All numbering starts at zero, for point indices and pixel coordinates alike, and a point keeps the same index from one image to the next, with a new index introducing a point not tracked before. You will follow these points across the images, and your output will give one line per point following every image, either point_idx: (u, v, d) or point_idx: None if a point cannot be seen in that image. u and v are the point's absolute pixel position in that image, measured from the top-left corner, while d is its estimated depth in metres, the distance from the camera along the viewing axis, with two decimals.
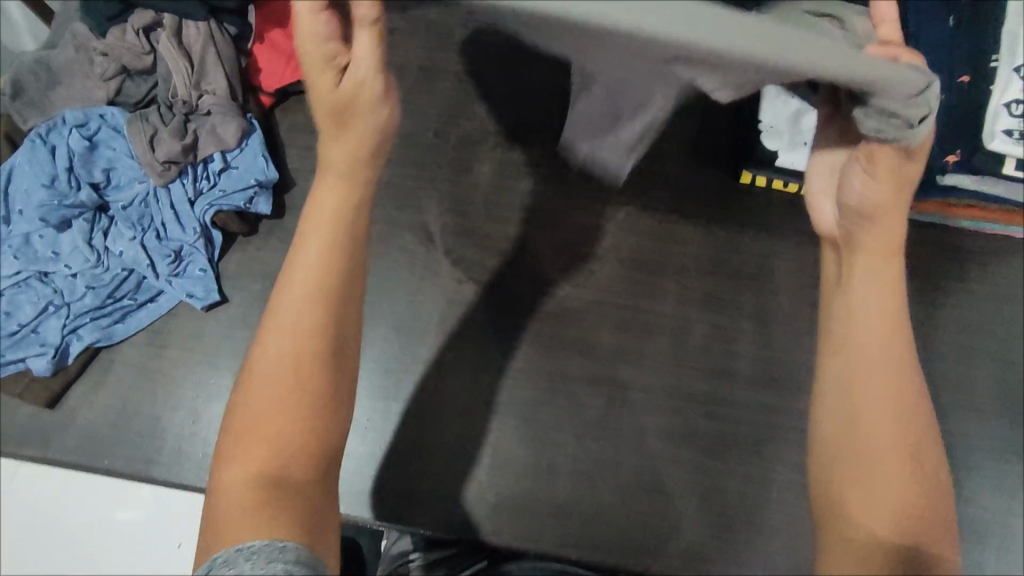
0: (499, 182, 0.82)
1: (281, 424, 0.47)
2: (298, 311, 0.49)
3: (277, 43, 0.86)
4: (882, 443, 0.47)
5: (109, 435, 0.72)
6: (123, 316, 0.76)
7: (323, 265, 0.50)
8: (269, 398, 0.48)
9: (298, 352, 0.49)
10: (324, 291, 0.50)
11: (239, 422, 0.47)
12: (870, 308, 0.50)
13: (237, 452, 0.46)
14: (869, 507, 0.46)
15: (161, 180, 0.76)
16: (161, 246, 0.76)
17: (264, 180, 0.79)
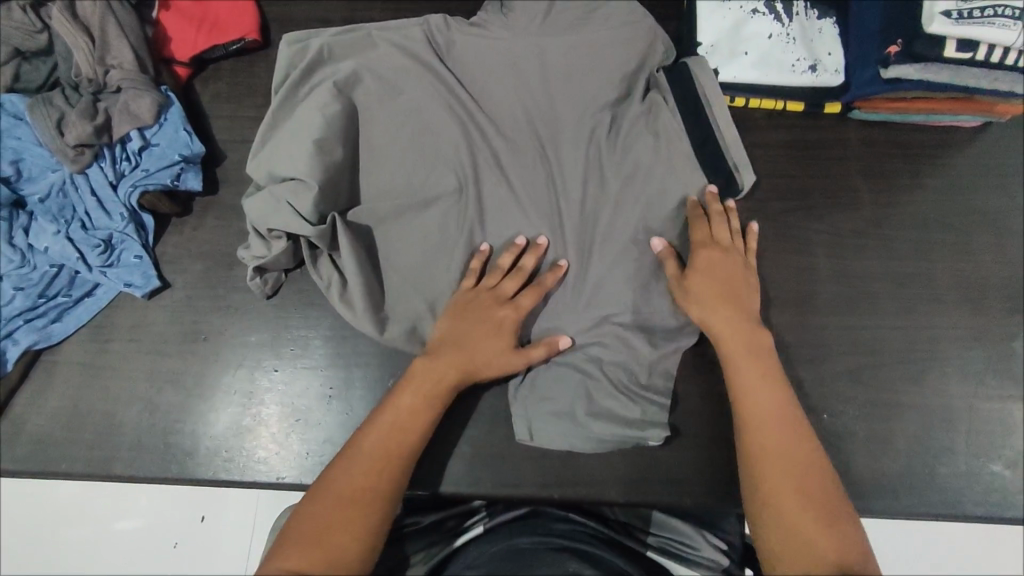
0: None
1: (356, 504, 0.58)
2: (399, 420, 0.63)
3: (184, 9, 0.82)
4: (787, 491, 0.57)
5: (65, 438, 0.69)
6: (61, 314, 0.72)
7: (432, 389, 0.64)
8: (349, 487, 0.58)
9: (390, 451, 0.61)
10: (427, 412, 0.63)
11: (324, 500, 0.58)
12: (760, 404, 0.62)
13: (309, 515, 0.57)
14: (785, 547, 0.55)
15: (77, 167, 0.71)
16: (88, 236, 0.72)
17: (190, 155, 0.74)
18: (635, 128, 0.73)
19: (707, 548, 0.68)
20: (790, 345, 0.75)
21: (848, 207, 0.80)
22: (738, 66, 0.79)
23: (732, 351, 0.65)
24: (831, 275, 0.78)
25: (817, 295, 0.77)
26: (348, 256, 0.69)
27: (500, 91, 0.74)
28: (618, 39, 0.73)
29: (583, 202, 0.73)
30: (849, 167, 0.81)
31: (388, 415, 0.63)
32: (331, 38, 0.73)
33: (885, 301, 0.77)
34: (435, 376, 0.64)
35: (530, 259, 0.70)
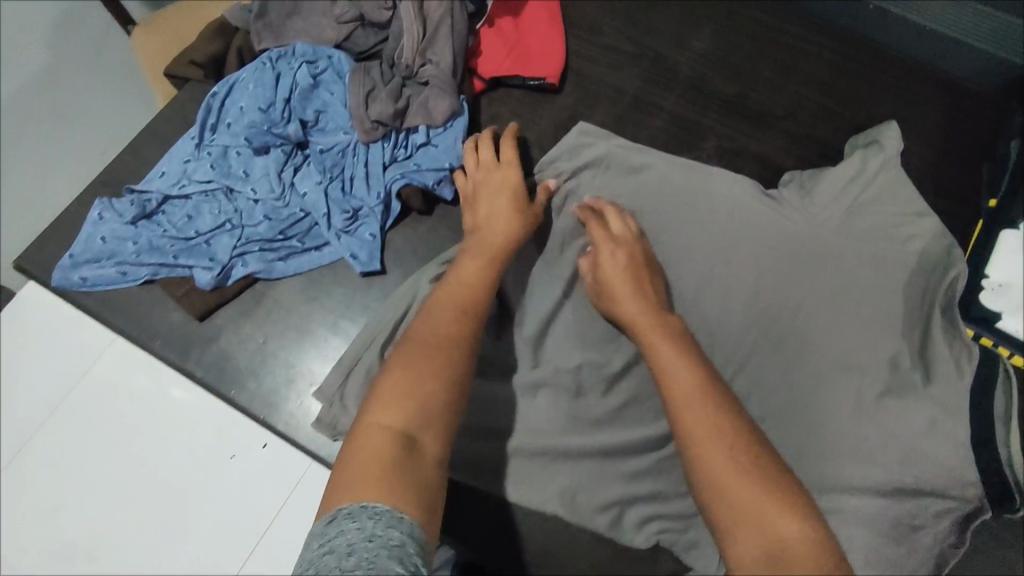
0: (677, 252, 0.80)
1: (413, 400, 0.50)
2: (438, 325, 0.56)
3: (504, 32, 0.88)
4: (722, 461, 0.55)
5: (243, 365, 0.73)
6: (288, 255, 0.77)
7: (468, 301, 0.59)
8: (395, 393, 0.50)
9: (432, 347, 0.54)
10: (466, 326, 0.57)
11: (376, 397, 0.50)
12: (686, 386, 0.61)
13: (372, 415, 0.49)
14: (740, 512, 0.53)
15: (365, 139, 0.76)
16: (343, 200, 0.76)
17: (457, 167, 0.77)
18: (869, 336, 0.75)
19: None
20: None
21: None
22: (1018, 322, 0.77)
23: (661, 349, 0.65)
24: None
25: None
26: (558, 339, 0.76)
27: (746, 250, 0.80)
28: (863, 253, 0.78)
29: (780, 381, 0.75)
30: None
31: (436, 313, 0.57)
32: (618, 146, 0.83)
33: None
34: (470, 292, 0.60)
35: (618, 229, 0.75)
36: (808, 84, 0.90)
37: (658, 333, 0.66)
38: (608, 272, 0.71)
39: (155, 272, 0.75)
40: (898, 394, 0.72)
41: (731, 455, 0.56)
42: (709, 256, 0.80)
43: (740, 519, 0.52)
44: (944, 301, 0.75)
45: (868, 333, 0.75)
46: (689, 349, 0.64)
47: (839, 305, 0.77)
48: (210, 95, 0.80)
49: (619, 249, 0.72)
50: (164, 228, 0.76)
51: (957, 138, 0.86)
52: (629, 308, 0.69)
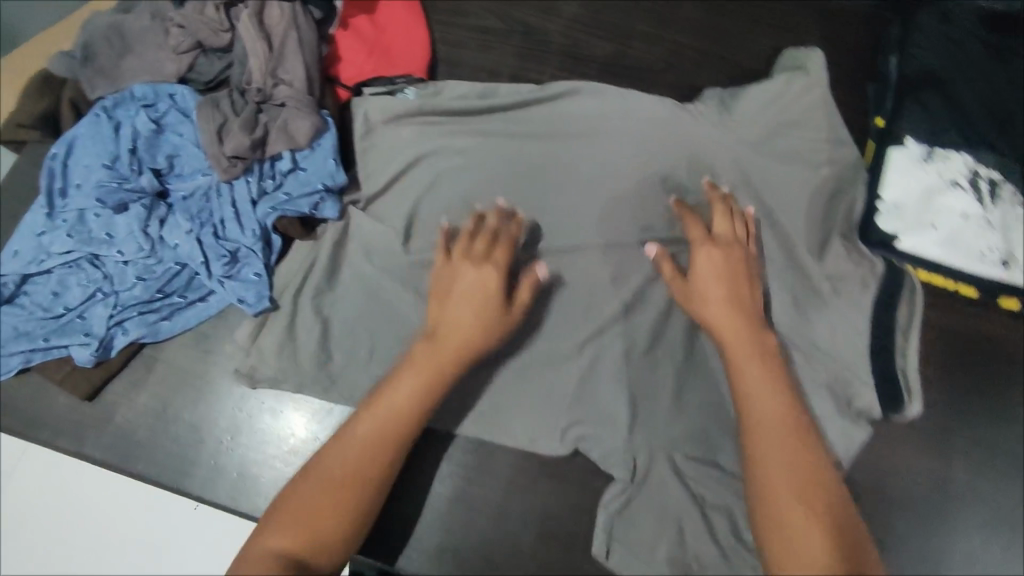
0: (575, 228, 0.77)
1: (318, 514, 0.58)
2: (367, 437, 0.61)
3: (361, 31, 0.83)
4: (794, 502, 0.56)
5: (143, 438, 0.69)
6: (171, 313, 0.72)
7: (394, 425, 0.62)
8: (308, 504, 0.58)
9: (353, 458, 0.60)
10: (387, 449, 0.61)
11: (298, 490, 0.59)
12: (751, 376, 0.64)
13: (290, 502, 0.58)
14: (793, 513, 0.55)
15: (226, 176, 0.71)
16: (217, 245, 0.71)
17: (332, 186, 0.73)
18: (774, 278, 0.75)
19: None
20: (895, 550, 0.69)
21: (1002, 418, 0.72)
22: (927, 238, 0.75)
23: (761, 394, 0.62)
24: (960, 486, 0.70)
25: (939, 505, 0.70)
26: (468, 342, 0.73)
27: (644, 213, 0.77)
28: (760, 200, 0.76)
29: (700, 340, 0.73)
30: (1012, 373, 0.73)
31: (362, 426, 0.62)
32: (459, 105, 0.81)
33: (1012, 528, 0.69)
34: (401, 416, 0.63)
35: (722, 225, 0.72)
36: (684, 31, 0.88)
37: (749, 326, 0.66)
38: (701, 262, 0.69)
39: (28, 359, 0.69)
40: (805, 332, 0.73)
41: (795, 481, 0.57)
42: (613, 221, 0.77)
43: (796, 502, 0.56)
44: (843, 225, 0.75)
45: (772, 272, 0.75)
46: (756, 333, 0.66)
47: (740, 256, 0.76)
48: (50, 158, 0.72)
49: (727, 247, 0.70)
50: (30, 310, 0.70)
51: (847, 60, 0.84)
52: (713, 312, 0.67)
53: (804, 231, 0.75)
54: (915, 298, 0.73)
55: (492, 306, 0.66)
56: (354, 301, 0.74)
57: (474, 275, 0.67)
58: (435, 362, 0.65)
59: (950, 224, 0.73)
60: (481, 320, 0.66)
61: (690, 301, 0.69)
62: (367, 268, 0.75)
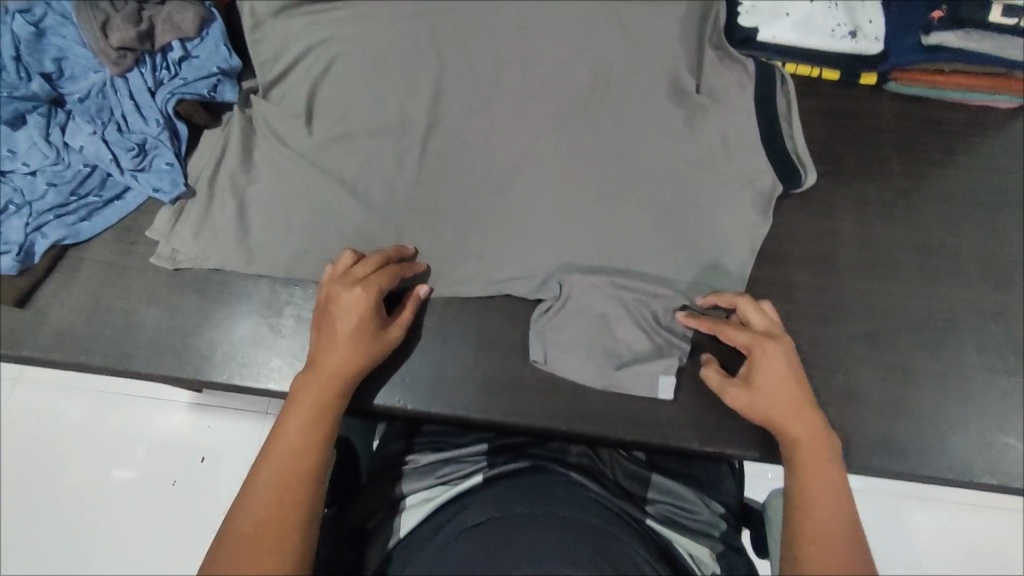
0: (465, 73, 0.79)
1: (244, 574, 0.52)
2: (277, 469, 0.57)
3: None
4: (829, 546, 0.56)
5: (80, 333, 0.70)
6: (90, 214, 0.73)
7: (299, 454, 0.59)
8: (231, 567, 0.53)
9: (270, 503, 0.56)
10: (289, 526, 0.55)
11: (221, 555, 0.54)
12: (781, 386, 0.63)
13: (215, 574, 0.53)
14: (826, 556, 0.56)
15: (117, 70, 0.72)
16: (123, 139, 0.72)
17: (227, 69, 0.75)
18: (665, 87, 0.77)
19: (711, 512, 0.75)
20: (809, 304, 0.74)
21: (877, 176, 0.79)
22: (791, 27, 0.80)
23: (808, 448, 0.61)
24: (856, 240, 0.76)
25: (840, 258, 0.76)
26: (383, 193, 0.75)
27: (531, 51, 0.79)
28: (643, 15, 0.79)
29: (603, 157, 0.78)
30: (879, 138, 0.81)
31: (269, 466, 0.58)
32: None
33: (907, 269, 0.75)
34: (308, 442, 0.59)
35: (762, 319, 0.67)
36: None
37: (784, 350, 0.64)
38: (765, 360, 0.64)
39: None
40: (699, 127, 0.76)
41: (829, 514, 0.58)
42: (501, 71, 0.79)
43: (831, 567, 0.55)
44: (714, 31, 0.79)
45: (660, 84, 0.78)
46: (803, 393, 0.63)
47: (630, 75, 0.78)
48: None
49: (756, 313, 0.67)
50: None
51: None
52: (765, 407, 0.63)
53: (679, 42, 0.78)
54: (787, 83, 0.77)
55: (384, 337, 0.66)
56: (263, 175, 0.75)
57: (350, 297, 0.64)
58: (335, 388, 0.62)
59: (801, 9, 0.80)
60: (376, 347, 0.65)
61: (751, 404, 0.64)
62: (271, 141, 0.76)
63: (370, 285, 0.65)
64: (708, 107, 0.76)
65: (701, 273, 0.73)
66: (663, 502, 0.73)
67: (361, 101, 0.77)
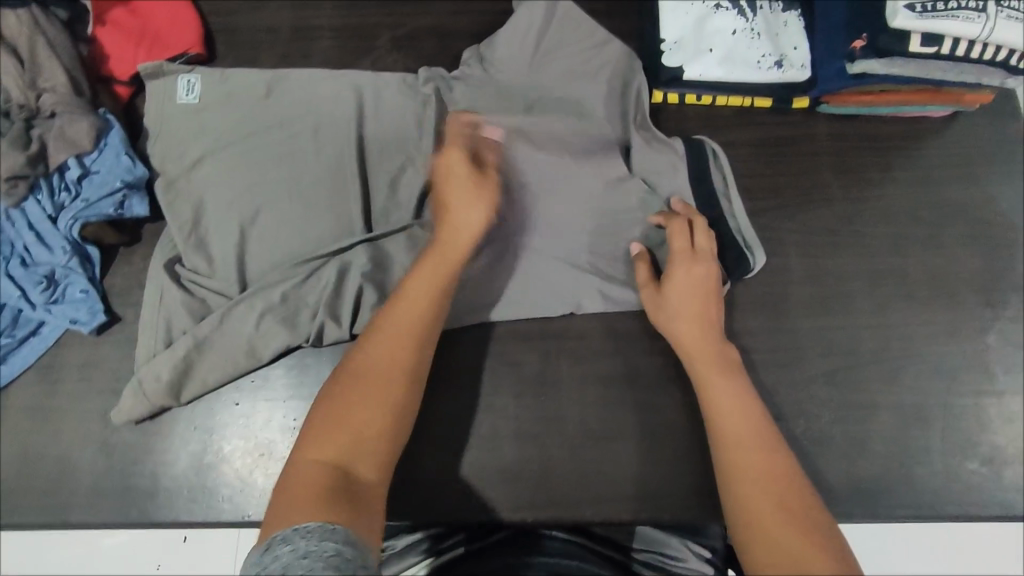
0: (382, 156, 0.75)
1: (361, 432, 0.54)
2: (386, 346, 0.58)
3: (121, 23, 0.78)
4: (760, 502, 0.54)
5: (16, 486, 0.67)
6: (5, 356, 0.69)
7: (412, 321, 0.59)
8: (338, 413, 0.54)
9: (393, 351, 0.58)
10: (398, 392, 0.56)
11: (324, 419, 0.54)
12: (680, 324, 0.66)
13: (312, 443, 0.53)
14: (770, 542, 0.52)
15: (12, 201, 0.68)
16: (29, 273, 0.68)
17: (133, 181, 0.70)
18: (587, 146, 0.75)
19: (697, 561, 0.67)
20: (765, 350, 0.72)
21: (818, 205, 0.78)
22: (720, 61, 0.77)
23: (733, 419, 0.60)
24: (804, 276, 0.75)
25: (791, 296, 0.74)
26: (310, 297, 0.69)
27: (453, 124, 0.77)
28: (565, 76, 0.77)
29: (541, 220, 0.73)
30: (815, 162, 0.79)
31: (380, 335, 0.58)
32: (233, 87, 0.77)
33: (857, 301, 0.74)
34: (419, 305, 0.60)
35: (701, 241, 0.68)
36: None
37: (700, 288, 0.66)
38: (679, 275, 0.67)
39: None
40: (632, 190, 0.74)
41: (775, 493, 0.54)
42: (429, 153, 0.75)
43: (768, 505, 0.54)
44: (639, 90, 0.78)
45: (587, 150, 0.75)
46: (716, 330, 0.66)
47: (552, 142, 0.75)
48: None
49: (704, 266, 0.67)
50: None
51: None
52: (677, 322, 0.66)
53: (602, 105, 0.76)
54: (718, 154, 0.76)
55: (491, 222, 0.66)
56: (184, 292, 0.70)
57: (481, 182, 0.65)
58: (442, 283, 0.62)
59: (724, 44, 0.77)
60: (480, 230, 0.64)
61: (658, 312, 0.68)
62: (189, 253, 0.71)
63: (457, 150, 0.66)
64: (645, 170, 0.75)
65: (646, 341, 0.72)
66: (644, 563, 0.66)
67: (280, 195, 0.72)
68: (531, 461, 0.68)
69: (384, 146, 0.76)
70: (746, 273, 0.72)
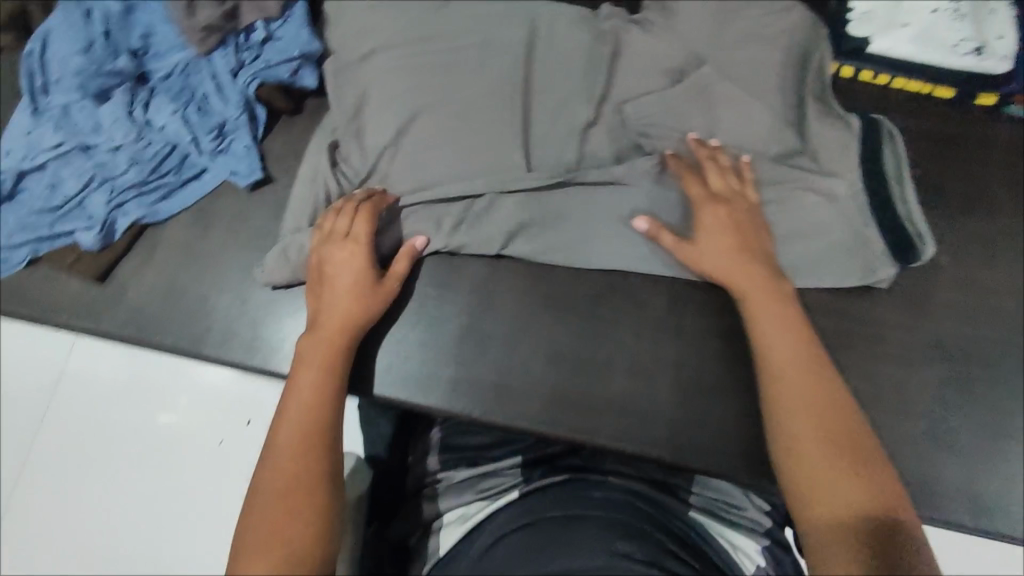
0: (546, 73, 0.75)
1: (289, 511, 0.52)
2: (297, 419, 0.57)
3: None
4: (810, 432, 0.53)
5: (158, 311, 0.71)
6: (169, 192, 0.73)
7: (301, 400, 0.58)
8: (282, 490, 0.53)
9: (297, 429, 0.56)
10: (314, 471, 0.54)
11: (265, 493, 0.53)
12: (714, 250, 0.65)
13: (252, 517, 0.52)
14: (816, 477, 0.51)
15: (202, 50, 0.72)
16: (204, 120, 0.72)
17: (309, 52, 0.73)
18: (755, 99, 0.72)
19: (756, 511, 0.68)
20: (899, 343, 0.69)
21: (985, 209, 0.73)
22: (914, 38, 0.74)
23: (780, 346, 0.59)
24: (954, 277, 0.71)
25: (937, 295, 0.71)
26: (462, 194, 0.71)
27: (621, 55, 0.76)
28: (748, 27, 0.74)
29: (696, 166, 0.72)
30: (993, 165, 0.75)
31: (290, 406, 0.58)
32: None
33: (1007, 315, 0.70)
34: (311, 391, 0.59)
35: (722, 181, 0.68)
36: None
37: (739, 228, 0.65)
38: (708, 217, 0.65)
39: (37, 249, 0.72)
40: (793, 154, 0.72)
41: (821, 433, 0.53)
42: (594, 79, 0.75)
43: (826, 438, 0.52)
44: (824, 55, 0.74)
45: (757, 102, 0.72)
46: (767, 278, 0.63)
47: (722, 88, 0.73)
48: (27, 55, 0.73)
49: (728, 207, 0.66)
50: (29, 204, 0.72)
51: None
52: (717, 254, 0.65)
53: (783, 59, 0.73)
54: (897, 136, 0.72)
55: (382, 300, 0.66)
56: (334, 174, 0.72)
57: (344, 254, 0.65)
58: (313, 370, 0.60)
59: (922, 20, 0.74)
60: (368, 315, 0.64)
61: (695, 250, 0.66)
62: (353, 134, 0.73)
63: (362, 240, 0.65)
64: (815, 138, 0.72)
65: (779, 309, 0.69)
66: (702, 509, 0.66)
67: (444, 96, 0.73)
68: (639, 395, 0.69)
69: (549, 65, 0.75)
70: (911, 264, 0.70)
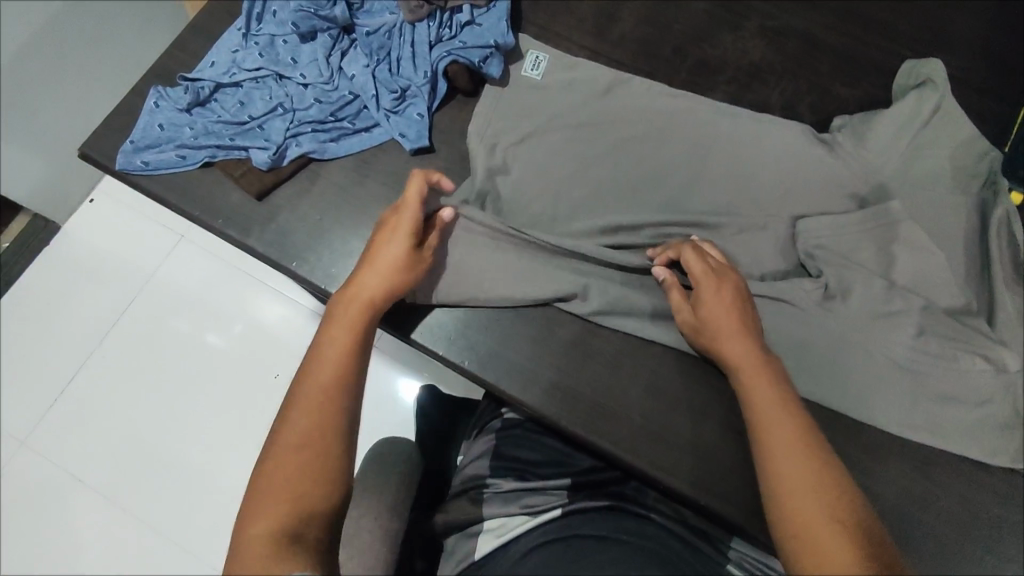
0: (709, 127, 0.79)
1: (296, 498, 0.48)
2: (317, 392, 0.53)
3: None
4: (817, 509, 0.50)
5: (302, 241, 0.76)
6: (339, 136, 0.78)
7: (328, 369, 0.55)
8: (286, 470, 0.49)
9: (316, 401, 0.53)
10: (328, 446, 0.51)
11: (272, 477, 0.49)
12: (719, 313, 0.65)
13: (258, 507, 0.48)
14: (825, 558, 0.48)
15: (411, 17, 0.78)
16: (391, 80, 0.78)
17: (503, 45, 0.78)
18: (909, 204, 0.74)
19: None
20: (1000, 478, 0.68)
21: None
22: None
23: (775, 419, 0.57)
24: None
25: None
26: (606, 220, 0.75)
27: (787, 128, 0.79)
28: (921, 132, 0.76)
29: (840, 252, 0.73)
30: None
31: (309, 380, 0.54)
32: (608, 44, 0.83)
33: None
34: (339, 353, 0.56)
35: (718, 260, 0.70)
36: None
37: (738, 305, 0.66)
38: (706, 291, 0.67)
39: (213, 154, 0.77)
40: (942, 266, 0.72)
41: (828, 510, 0.50)
42: (754, 144, 0.78)
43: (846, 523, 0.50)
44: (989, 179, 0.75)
45: (913, 207, 0.74)
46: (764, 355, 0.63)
47: (881, 185, 0.75)
48: None
49: (729, 281, 0.67)
50: (218, 114, 0.78)
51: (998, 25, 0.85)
52: (721, 321, 0.65)
53: (943, 173, 0.75)
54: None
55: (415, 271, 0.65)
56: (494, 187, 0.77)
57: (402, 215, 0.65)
58: (342, 333, 0.58)
59: None
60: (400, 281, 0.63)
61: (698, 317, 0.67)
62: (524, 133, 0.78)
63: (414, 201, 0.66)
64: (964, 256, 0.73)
65: (889, 409, 0.69)
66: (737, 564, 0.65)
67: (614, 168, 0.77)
68: (729, 451, 0.69)
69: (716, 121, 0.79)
70: None
